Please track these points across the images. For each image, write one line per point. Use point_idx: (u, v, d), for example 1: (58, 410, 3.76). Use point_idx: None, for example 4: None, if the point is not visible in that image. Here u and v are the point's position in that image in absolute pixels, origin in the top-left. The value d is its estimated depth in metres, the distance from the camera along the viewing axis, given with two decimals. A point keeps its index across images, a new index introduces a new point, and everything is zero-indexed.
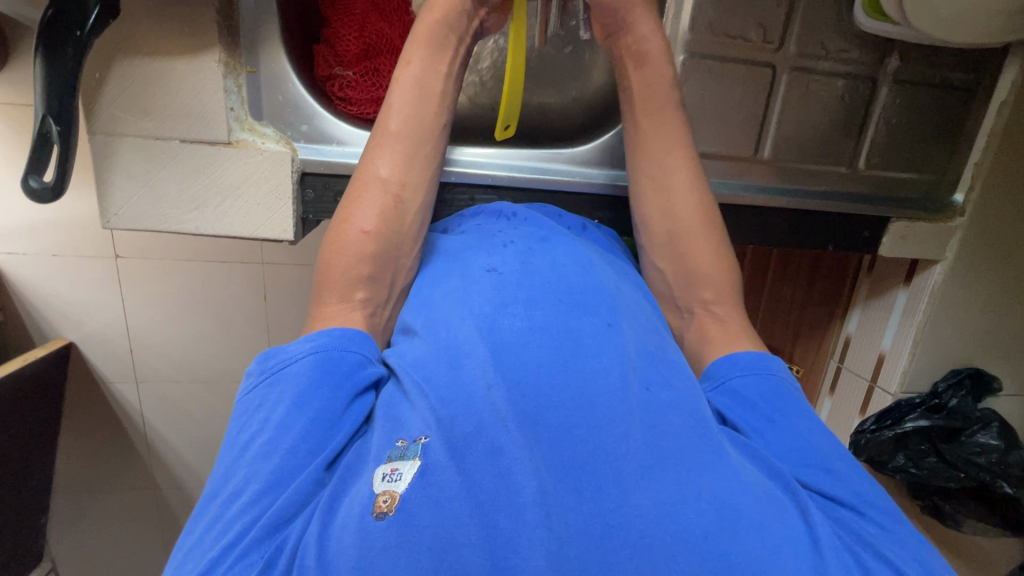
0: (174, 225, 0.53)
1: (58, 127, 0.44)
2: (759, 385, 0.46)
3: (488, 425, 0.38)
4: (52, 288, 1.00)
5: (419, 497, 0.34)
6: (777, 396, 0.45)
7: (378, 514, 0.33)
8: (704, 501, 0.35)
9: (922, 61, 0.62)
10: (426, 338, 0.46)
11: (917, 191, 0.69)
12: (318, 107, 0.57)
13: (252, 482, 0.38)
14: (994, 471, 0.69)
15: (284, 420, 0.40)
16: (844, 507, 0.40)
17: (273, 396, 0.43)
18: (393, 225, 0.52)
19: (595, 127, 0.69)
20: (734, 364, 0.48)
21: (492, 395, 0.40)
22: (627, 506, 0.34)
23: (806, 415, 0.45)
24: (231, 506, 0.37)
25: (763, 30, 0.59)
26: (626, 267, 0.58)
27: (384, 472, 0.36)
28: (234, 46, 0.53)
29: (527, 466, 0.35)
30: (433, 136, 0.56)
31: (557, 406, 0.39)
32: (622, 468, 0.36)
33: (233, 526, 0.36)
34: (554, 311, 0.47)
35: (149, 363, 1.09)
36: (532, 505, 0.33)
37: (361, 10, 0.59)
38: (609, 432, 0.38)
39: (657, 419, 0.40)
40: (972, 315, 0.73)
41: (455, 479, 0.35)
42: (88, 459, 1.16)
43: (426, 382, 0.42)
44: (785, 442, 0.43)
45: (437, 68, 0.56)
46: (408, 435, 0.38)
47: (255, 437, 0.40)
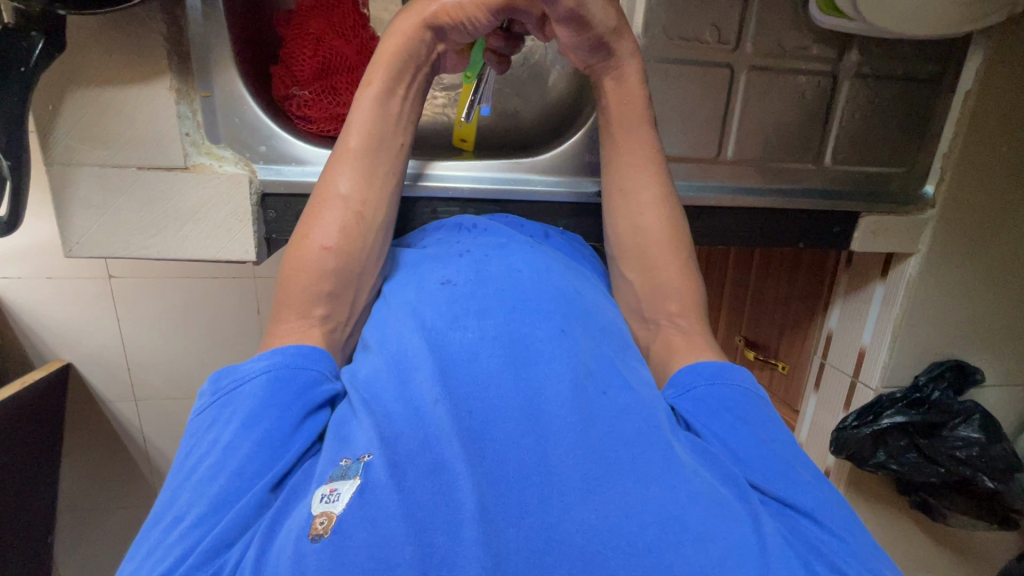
0: (136, 251, 0.54)
1: (7, 161, 0.44)
2: (722, 392, 0.45)
3: (432, 441, 0.38)
4: (42, 312, 1.01)
5: (355, 517, 0.34)
6: (739, 403, 0.45)
7: (313, 537, 0.33)
8: (650, 514, 0.34)
9: (883, 54, 0.62)
10: (378, 352, 0.47)
11: (889, 184, 0.68)
12: (275, 127, 0.57)
13: (196, 505, 0.38)
14: (976, 465, 0.68)
15: (232, 440, 0.41)
16: (802, 514, 0.39)
17: (223, 415, 0.43)
18: (353, 241, 0.52)
19: (559, 132, 0.68)
20: (699, 372, 0.47)
21: (437, 409, 0.39)
22: (569, 522, 0.34)
23: (768, 421, 0.44)
24: (174, 529, 0.37)
25: (718, 31, 0.59)
26: (586, 273, 0.58)
27: (323, 493, 0.36)
28: (188, 71, 0.53)
29: (469, 482, 0.35)
30: (392, 155, 0.56)
31: (504, 421, 0.39)
32: (566, 482, 0.36)
33: (173, 550, 0.36)
34: (505, 321, 0.47)
35: (148, 381, 1.10)
36: (471, 522, 0.33)
37: (314, 30, 0.59)
38: (557, 444, 0.38)
39: (608, 426, 0.40)
40: (952, 306, 0.73)
41: (393, 497, 0.34)
42: (88, 480, 1.17)
43: (374, 399, 0.42)
44: (745, 448, 0.42)
45: (396, 91, 0.56)
46: (352, 454, 0.38)
47: (203, 458, 0.41)
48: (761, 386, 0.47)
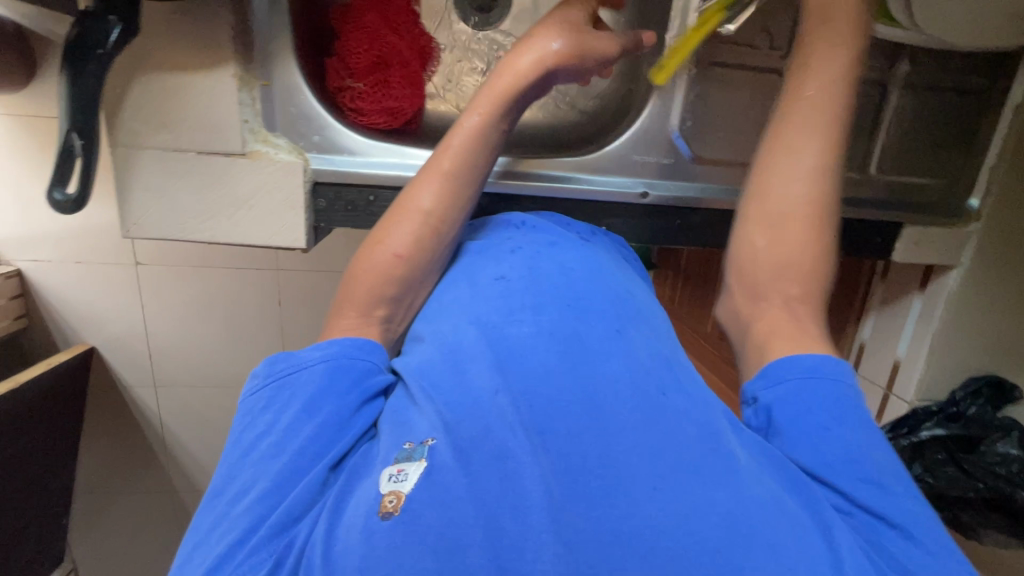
0: (191, 233, 0.55)
1: (82, 141, 0.46)
2: (827, 392, 0.43)
3: (494, 429, 0.38)
4: (70, 296, 1.01)
5: (424, 498, 0.34)
6: (843, 406, 0.42)
7: (384, 514, 0.34)
8: (716, 513, 0.34)
9: (934, 64, 0.61)
10: (433, 343, 0.48)
11: (933, 197, 0.68)
12: (329, 118, 0.58)
13: (258, 483, 0.39)
14: (1016, 483, 0.64)
15: (291, 423, 0.41)
16: (891, 526, 0.38)
17: (279, 398, 0.44)
18: (422, 255, 0.54)
19: (602, 132, 0.68)
20: (791, 367, 0.45)
21: (498, 399, 0.40)
22: (637, 515, 0.34)
23: (863, 429, 0.42)
24: (238, 504, 0.38)
25: (770, 36, 0.59)
26: (634, 275, 0.58)
27: (391, 473, 0.37)
28: (249, 58, 0.54)
29: (535, 470, 0.35)
30: (478, 181, 0.56)
31: (566, 412, 0.39)
32: (631, 475, 0.36)
33: (240, 524, 0.37)
34: (562, 317, 0.47)
35: (166, 368, 1.10)
36: (539, 509, 0.34)
37: (370, 23, 0.60)
38: (621, 439, 0.38)
39: (671, 424, 0.40)
40: (988, 320, 0.73)
41: (461, 481, 0.35)
42: (106, 462, 1.18)
43: (433, 388, 0.42)
44: (831, 453, 0.40)
45: (499, 123, 0.55)
46: (415, 438, 0.39)
47: (260, 438, 0.41)
48: (860, 390, 0.44)
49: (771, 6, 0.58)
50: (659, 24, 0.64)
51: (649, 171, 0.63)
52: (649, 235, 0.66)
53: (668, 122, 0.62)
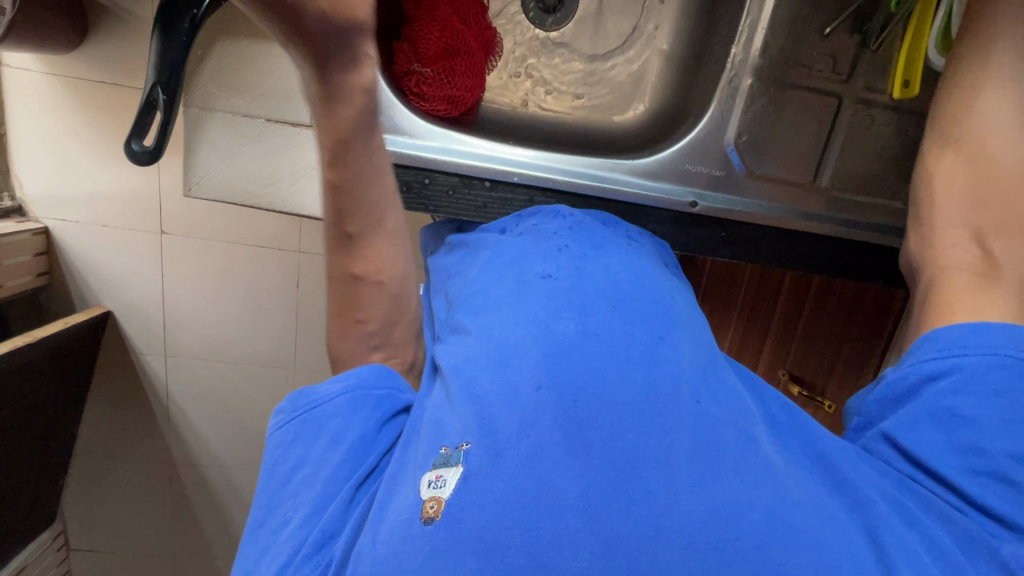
0: (247, 199, 0.56)
1: (163, 96, 0.47)
2: (980, 372, 0.43)
3: (529, 425, 0.38)
4: (95, 257, 1.02)
5: (464, 502, 0.35)
6: (993, 391, 0.42)
7: (426, 520, 0.35)
8: (757, 512, 0.35)
9: None
10: (479, 337, 0.47)
11: None
12: (395, 100, 0.60)
13: (298, 510, 0.41)
14: None
15: (322, 454, 0.43)
16: (1004, 525, 0.39)
17: (308, 428, 0.45)
18: (401, 270, 0.54)
19: (657, 141, 0.69)
20: (938, 344, 0.46)
21: (540, 395, 0.39)
22: (680, 510, 0.34)
23: (994, 417, 0.41)
24: (282, 530, 0.40)
25: (833, 61, 0.60)
26: (675, 280, 0.58)
27: (430, 479, 0.37)
28: None
29: (570, 470, 0.35)
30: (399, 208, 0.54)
31: (607, 410, 0.39)
32: (674, 473, 0.36)
33: (284, 549, 0.39)
34: (607, 317, 0.46)
35: (179, 338, 1.11)
36: (574, 509, 0.34)
37: (443, 12, 0.62)
38: (658, 440, 0.38)
39: (708, 428, 0.40)
40: None
41: (497, 483, 0.35)
42: (109, 425, 1.19)
43: (473, 389, 0.42)
44: (951, 442, 0.42)
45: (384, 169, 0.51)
46: (451, 442, 0.39)
47: (295, 470, 0.44)
48: None
49: (833, 33, 0.60)
50: (719, 40, 0.65)
51: (698, 180, 0.64)
52: (691, 245, 0.66)
53: (724, 135, 0.63)
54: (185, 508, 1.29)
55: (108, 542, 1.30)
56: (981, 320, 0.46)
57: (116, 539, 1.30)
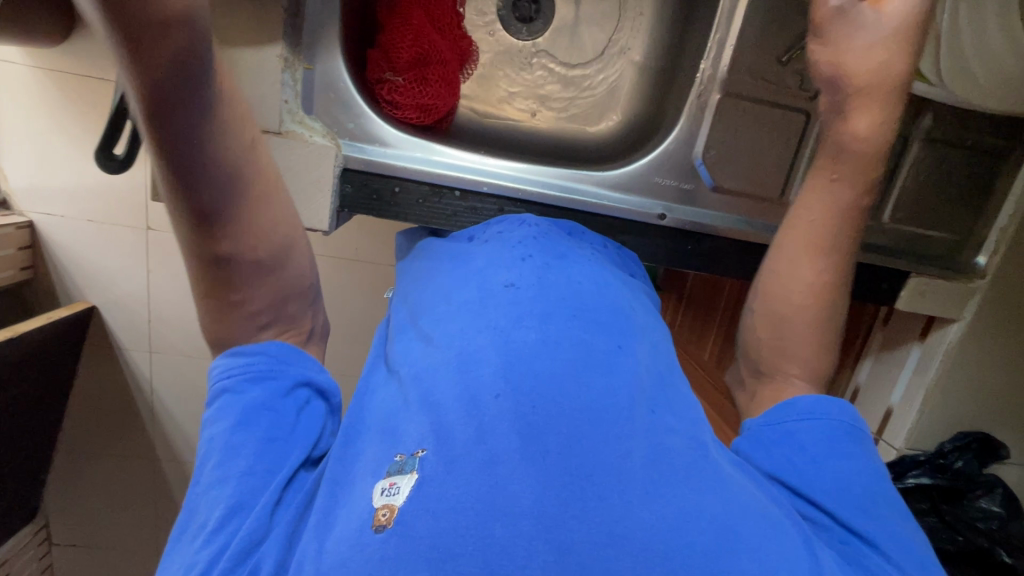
0: None
1: None
2: (821, 431, 0.47)
3: (488, 433, 0.38)
4: (79, 252, 1.02)
5: (416, 509, 0.34)
6: (835, 441, 0.46)
7: (377, 527, 0.34)
8: (706, 522, 0.35)
9: (956, 121, 0.63)
10: (441, 347, 0.46)
11: (941, 249, 0.69)
12: (366, 108, 0.59)
13: (216, 508, 0.40)
14: (993, 538, 0.67)
15: (230, 442, 0.44)
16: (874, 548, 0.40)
17: (216, 418, 0.46)
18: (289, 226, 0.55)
19: (629, 152, 0.70)
20: (794, 410, 0.49)
21: (499, 404, 0.39)
22: (631, 519, 0.34)
23: (854, 458, 0.45)
24: (202, 532, 0.40)
25: (802, 78, 0.61)
26: (639, 292, 0.58)
27: (383, 486, 0.37)
28: (297, 44, 0.56)
29: (524, 477, 0.35)
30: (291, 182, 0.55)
31: (565, 419, 0.39)
32: (627, 482, 0.36)
33: (206, 552, 0.38)
34: (566, 327, 0.47)
35: (163, 335, 1.11)
36: (529, 516, 0.33)
37: (415, 21, 0.62)
38: (614, 448, 0.38)
39: (659, 438, 0.40)
40: (985, 379, 0.74)
41: (451, 491, 0.35)
42: (91, 422, 1.19)
43: (430, 397, 0.42)
44: (820, 476, 0.43)
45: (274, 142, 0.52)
46: (406, 449, 0.39)
47: (205, 467, 0.44)
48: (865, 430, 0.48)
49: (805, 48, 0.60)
50: (694, 53, 0.66)
51: (668, 193, 0.65)
52: (663, 256, 0.67)
53: (692, 150, 0.64)
54: (168, 505, 1.28)
55: (90, 538, 1.30)
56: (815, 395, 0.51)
57: (99, 535, 1.30)
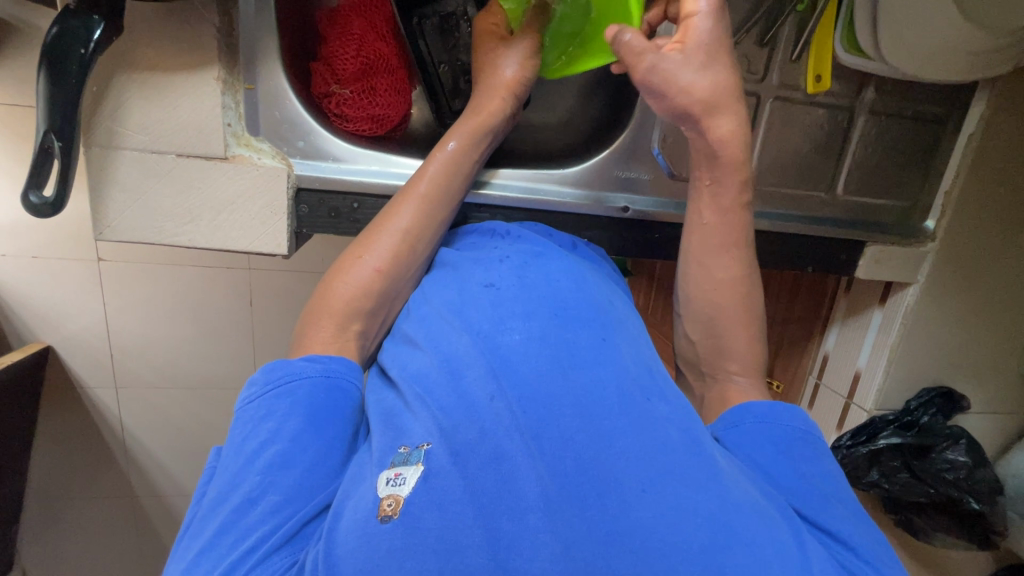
0: (168, 237, 0.54)
1: (59, 143, 0.45)
2: (768, 430, 0.47)
3: (490, 432, 0.37)
4: (29, 291, 0.96)
5: (423, 502, 0.33)
6: (789, 441, 0.46)
7: (383, 518, 0.33)
8: (702, 516, 0.34)
9: (895, 93, 0.65)
10: (428, 349, 0.45)
11: (892, 216, 0.71)
12: (315, 123, 0.57)
13: (270, 495, 0.37)
14: (962, 487, 0.72)
15: (298, 433, 0.41)
16: (836, 541, 0.40)
17: (285, 406, 0.42)
18: (427, 231, 0.54)
19: (587, 150, 0.69)
20: (747, 412, 0.49)
21: (493, 405, 0.39)
22: (632, 516, 0.33)
23: (813, 461, 0.45)
24: (246, 514, 0.37)
25: (747, 62, 0.62)
26: (613, 284, 0.56)
27: (388, 477, 0.36)
28: (234, 63, 0.54)
29: (530, 471, 0.35)
30: (452, 204, 0.56)
31: (559, 416, 0.38)
32: (623, 478, 0.35)
33: (250, 536, 0.35)
34: (553, 325, 0.44)
35: (130, 368, 1.06)
36: (536, 509, 0.33)
37: (357, 30, 0.60)
38: (612, 441, 0.37)
39: (658, 430, 0.39)
40: (944, 336, 0.77)
41: (458, 483, 0.34)
42: (61, 467, 1.13)
43: (426, 394, 0.41)
44: (785, 475, 0.44)
45: (471, 155, 0.56)
46: (411, 441, 0.38)
47: (265, 447, 0.40)
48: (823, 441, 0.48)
49: (751, 32, 0.60)
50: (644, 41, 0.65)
51: (630, 186, 0.65)
52: (629, 248, 0.67)
53: (648, 140, 0.64)
54: (154, 542, 1.24)
55: None
56: (751, 401, 0.50)
57: None
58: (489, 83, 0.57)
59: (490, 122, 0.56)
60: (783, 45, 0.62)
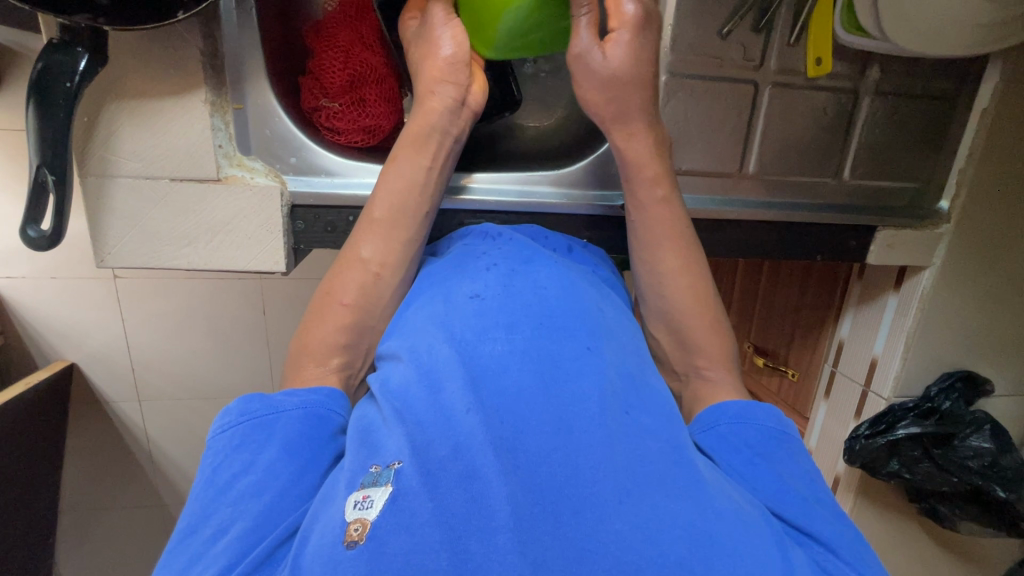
0: (167, 260, 0.55)
1: (52, 176, 0.46)
2: (751, 433, 0.45)
3: (464, 448, 0.36)
4: (48, 312, 0.99)
5: (391, 524, 0.33)
6: (771, 442, 0.44)
7: (349, 544, 0.33)
8: (680, 527, 0.34)
9: (901, 71, 0.62)
10: (409, 362, 0.44)
11: (905, 199, 0.69)
12: (306, 139, 0.57)
13: (238, 522, 0.38)
14: (987, 475, 0.70)
15: (272, 463, 0.41)
16: (818, 543, 0.39)
17: (260, 437, 0.43)
18: (393, 255, 0.53)
19: (578, 149, 0.67)
20: (722, 413, 0.47)
21: (469, 419, 0.38)
22: (604, 533, 0.33)
23: (792, 463, 0.43)
24: (213, 545, 0.37)
25: (744, 48, 0.60)
26: (604, 289, 0.54)
27: (356, 500, 0.35)
28: (222, 84, 0.53)
29: (502, 490, 0.34)
30: (416, 221, 0.54)
31: (534, 432, 0.37)
32: (597, 493, 0.35)
33: (216, 563, 0.36)
34: (533, 336, 0.44)
35: (149, 382, 1.08)
36: (505, 529, 0.33)
37: (343, 42, 0.59)
38: (588, 456, 0.36)
39: (636, 441, 0.38)
40: (964, 319, 0.74)
41: (426, 504, 0.34)
42: (91, 479, 1.16)
43: (406, 409, 0.40)
44: (764, 481, 0.42)
45: (421, 163, 0.54)
46: (382, 460, 0.38)
47: (237, 478, 0.40)
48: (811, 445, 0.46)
49: (747, 18, 0.58)
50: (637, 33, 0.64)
51: None
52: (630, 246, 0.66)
53: None
54: None
55: None
56: (726, 401, 0.48)
57: None
58: (422, 80, 0.54)
59: (434, 120, 0.54)
60: (781, 30, 0.59)
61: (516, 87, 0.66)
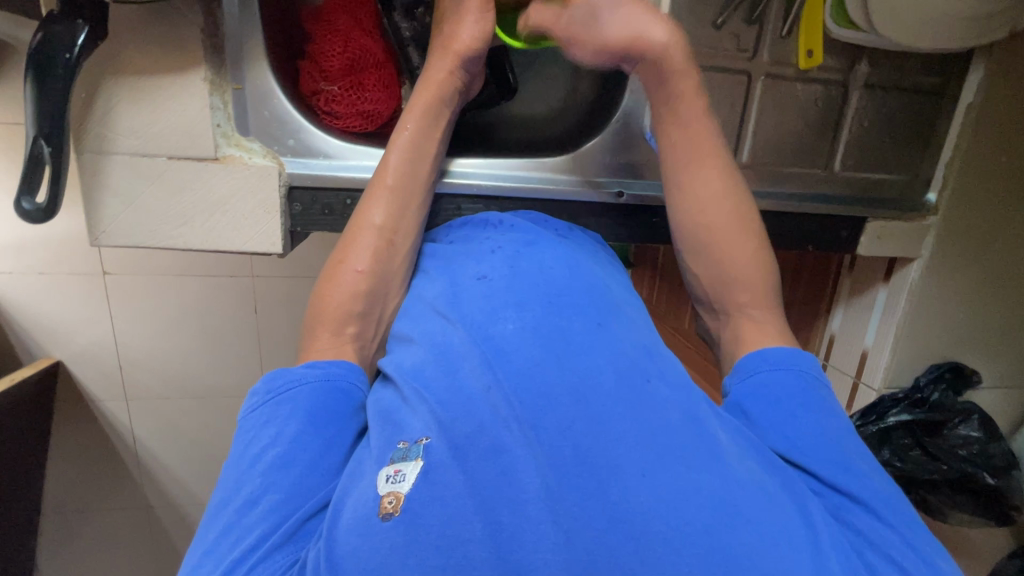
0: (164, 240, 0.54)
1: (48, 148, 0.45)
2: (786, 381, 0.46)
3: (488, 424, 0.36)
4: (37, 306, 0.97)
5: (424, 497, 0.33)
6: (805, 394, 0.45)
7: (385, 515, 0.33)
8: (705, 496, 0.33)
9: (889, 64, 0.64)
10: (423, 344, 0.44)
11: (895, 191, 0.70)
12: (304, 121, 0.57)
13: (271, 492, 0.38)
14: (976, 462, 0.71)
15: (298, 434, 0.41)
16: (859, 504, 0.39)
17: (285, 410, 0.43)
18: (404, 221, 0.54)
19: (574, 139, 0.69)
20: (765, 359, 0.48)
21: (490, 396, 0.38)
22: (631, 501, 0.33)
23: (829, 411, 0.44)
24: (249, 513, 0.37)
25: (737, 40, 0.61)
26: (611, 267, 0.55)
27: (388, 473, 0.35)
28: (220, 63, 0.53)
29: (529, 463, 0.34)
30: (425, 189, 0.56)
31: (556, 406, 0.37)
32: (621, 464, 0.34)
33: (251, 534, 0.36)
34: (546, 312, 0.44)
35: (138, 380, 1.07)
36: (535, 500, 0.33)
37: (343, 26, 0.60)
38: (613, 429, 0.36)
39: (660, 408, 0.38)
40: (953, 311, 0.76)
41: (457, 478, 0.34)
42: (76, 481, 1.13)
43: (425, 388, 0.40)
44: (799, 428, 0.43)
45: (432, 134, 0.56)
46: (409, 436, 0.37)
47: (266, 449, 0.40)
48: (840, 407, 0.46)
49: (740, 10, 0.60)
50: None
51: (623, 171, 0.64)
52: (627, 234, 0.66)
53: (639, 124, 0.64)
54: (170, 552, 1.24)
55: None
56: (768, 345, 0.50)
57: None
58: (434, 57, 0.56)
59: (439, 94, 0.56)
60: (773, 21, 0.61)
61: (512, 75, 0.67)
